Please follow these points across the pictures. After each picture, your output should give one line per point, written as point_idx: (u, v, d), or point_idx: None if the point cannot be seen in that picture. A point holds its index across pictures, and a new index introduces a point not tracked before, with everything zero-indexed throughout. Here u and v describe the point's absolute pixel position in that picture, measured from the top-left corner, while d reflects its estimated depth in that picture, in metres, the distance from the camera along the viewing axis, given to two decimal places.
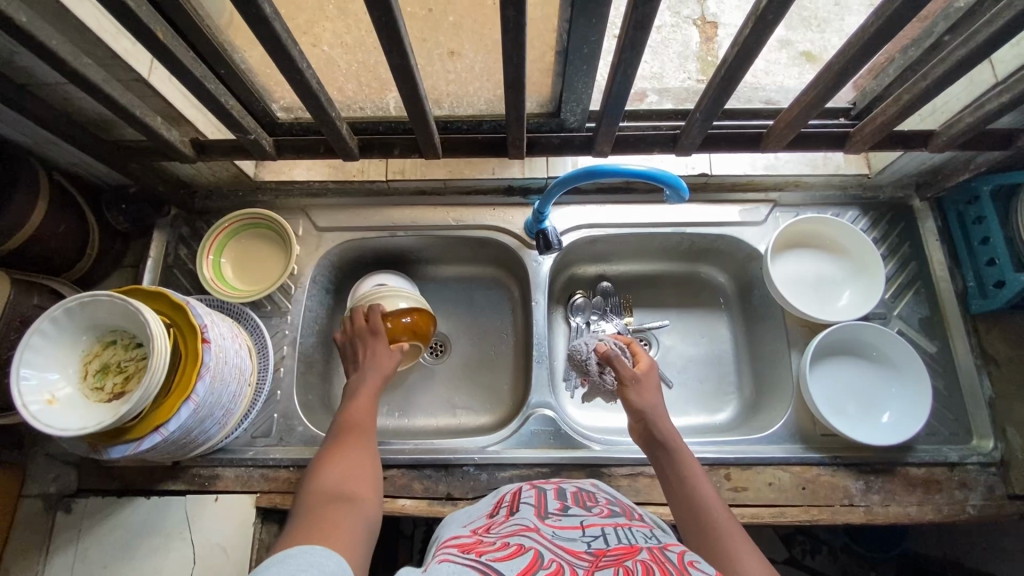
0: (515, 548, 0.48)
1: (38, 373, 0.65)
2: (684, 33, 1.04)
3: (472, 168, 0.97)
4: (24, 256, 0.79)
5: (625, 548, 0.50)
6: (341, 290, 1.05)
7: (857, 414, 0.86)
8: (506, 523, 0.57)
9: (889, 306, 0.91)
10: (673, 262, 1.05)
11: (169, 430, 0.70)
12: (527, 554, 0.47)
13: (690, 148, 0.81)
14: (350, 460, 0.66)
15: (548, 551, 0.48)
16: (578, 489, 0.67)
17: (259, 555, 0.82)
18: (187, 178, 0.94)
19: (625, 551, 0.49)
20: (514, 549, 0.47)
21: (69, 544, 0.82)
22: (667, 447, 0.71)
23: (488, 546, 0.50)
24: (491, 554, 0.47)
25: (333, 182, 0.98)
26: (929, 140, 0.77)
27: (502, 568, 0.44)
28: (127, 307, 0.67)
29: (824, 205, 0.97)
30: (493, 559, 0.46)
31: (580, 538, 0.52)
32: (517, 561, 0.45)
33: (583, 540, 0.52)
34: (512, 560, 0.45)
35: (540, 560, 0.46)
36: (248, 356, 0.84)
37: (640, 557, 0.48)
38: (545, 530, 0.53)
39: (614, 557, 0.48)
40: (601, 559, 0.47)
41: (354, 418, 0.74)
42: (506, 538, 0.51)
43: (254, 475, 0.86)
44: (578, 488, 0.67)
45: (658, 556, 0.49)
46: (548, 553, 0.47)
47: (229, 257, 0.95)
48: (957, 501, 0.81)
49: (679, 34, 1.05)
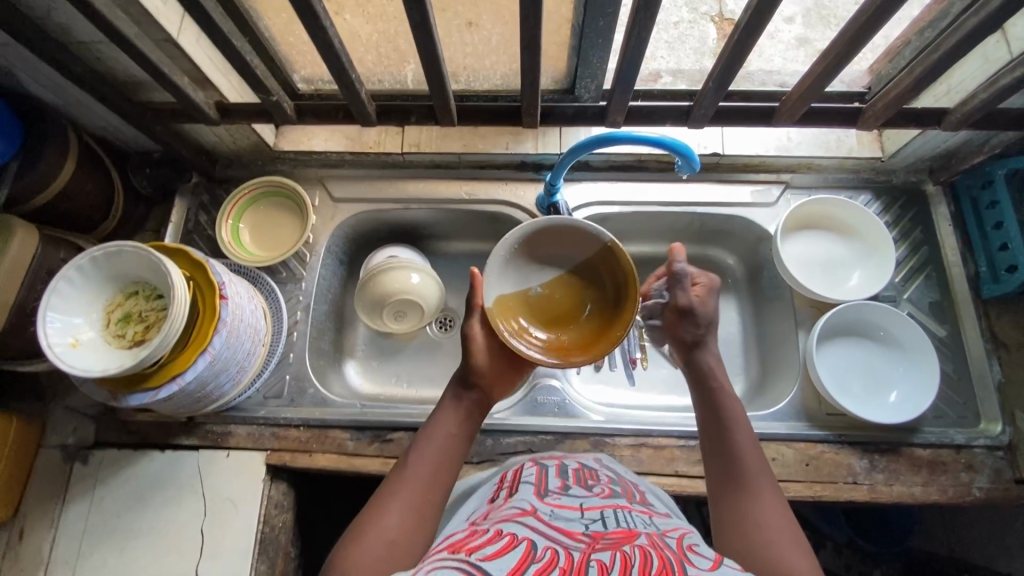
0: (506, 542, 0.47)
1: (62, 317, 0.67)
2: (701, 29, 1.04)
3: (486, 142, 0.98)
4: (53, 212, 0.83)
5: (623, 531, 0.50)
6: (353, 262, 1.07)
7: (862, 393, 0.86)
8: (505, 505, 0.57)
9: (898, 289, 0.91)
10: (683, 244, 1.06)
11: (186, 380, 0.72)
12: (519, 547, 0.46)
13: (702, 121, 0.82)
14: (418, 485, 0.60)
15: (541, 539, 0.48)
16: (579, 466, 0.67)
17: (268, 511, 0.83)
18: (210, 145, 0.97)
19: (623, 536, 0.49)
20: (505, 544, 0.46)
21: (85, 493, 0.85)
22: (715, 403, 0.66)
23: (476, 542, 0.48)
24: (481, 552, 0.45)
25: (350, 153, 1.00)
26: (942, 118, 0.77)
27: (490, 567, 0.43)
28: (151, 259, 0.69)
29: (836, 188, 0.96)
30: (482, 558, 0.44)
31: (578, 519, 0.52)
32: (506, 560, 0.44)
33: (582, 521, 0.52)
34: (503, 559, 0.44)
35: (534, 552, 0.46)
36: (263, 317, 0.87)
37: (639, 541, 0.49)
38: (542, 512, 0.54)
39: (612, 540, 0.48)
40: (598, 541, 0.48)
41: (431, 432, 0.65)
42: (500, 522, 0.52)
43: (264, 433, 0.87)
44: (581, 466, 0.67)
45: (658, 541, 0.49)
46: (542, 542, 0.47)
47: (247, 224, 0.97)
48: (963, 483, 0.80)
49: (695, 31, 1.04)
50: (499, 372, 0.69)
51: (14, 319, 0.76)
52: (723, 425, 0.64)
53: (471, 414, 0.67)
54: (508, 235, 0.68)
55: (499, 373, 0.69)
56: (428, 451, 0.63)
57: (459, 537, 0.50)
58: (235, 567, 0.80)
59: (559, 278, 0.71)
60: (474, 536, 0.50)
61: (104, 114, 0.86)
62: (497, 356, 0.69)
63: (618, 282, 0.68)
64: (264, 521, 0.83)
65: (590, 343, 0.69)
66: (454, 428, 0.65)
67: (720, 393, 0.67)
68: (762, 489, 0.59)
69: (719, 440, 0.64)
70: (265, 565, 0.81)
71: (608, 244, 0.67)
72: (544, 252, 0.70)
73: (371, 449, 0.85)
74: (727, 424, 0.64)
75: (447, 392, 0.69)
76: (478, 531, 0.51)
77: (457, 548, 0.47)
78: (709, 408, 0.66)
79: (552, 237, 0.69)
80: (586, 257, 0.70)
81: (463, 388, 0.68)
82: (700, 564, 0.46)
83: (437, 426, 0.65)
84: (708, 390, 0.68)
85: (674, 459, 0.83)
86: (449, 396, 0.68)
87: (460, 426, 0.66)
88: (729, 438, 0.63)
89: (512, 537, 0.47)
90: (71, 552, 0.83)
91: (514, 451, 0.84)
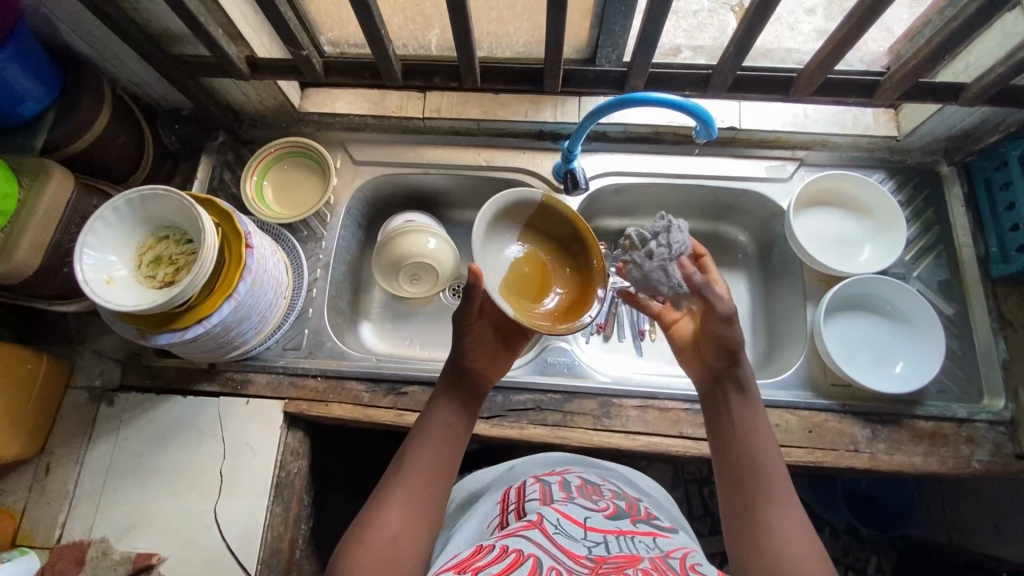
0: (513, 559, 0.50)
1: (98, 255, 0.70)
2: (720, 19, 0.99)
3: (506, 109, 1.00)
4: (88, 160, 0.86)
5: (625, 556, 0.53)
6: (371, 226, 1.09)
7: (869, 366, 0.88)
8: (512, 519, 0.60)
9: (908, 267, 0.92)
10: (696, 219, 1.07)
11: (212, 323, 0.75)
12: (525, 565, 0.49)
13: (721, 90, 0.83)
14: (417, 480, 0.62)
15: (546, 557, 0.51)
16: (583, 481, 0.70)
17: (284, 456, 0.86)
18: (237, 104, 0.99)
19: (626, 559, 0.52)
20: (511, 561, 0.49)
21: (110, 433, 0.88)
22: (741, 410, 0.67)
23: (482, 561, 0.51)
24: (489, 570, 0.49)
25: (372, 117, 1.02)
26: (958, 94, 0.79)
27: None
28: (184, 204, 0.72)
29: (851, 166, 0.98)
30: None
31: (581, 540, 0.55)
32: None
33: (584, 543, 0.55)
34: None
35: (540, 568, 0.49)
36: (285, 272, 0.90)
37: (642, 565, 0.51)
38: (548, 522, 0.57)
39: (615, 563, 0.51)
40: (601, 566, 0.51)
41: (426, 430, 0.66)
42: (505, 536, 0.55)
43: (283, 383, 0.90)
44: (584, 481, 0.70)
45: (660, 564, 0.52)
46: (547, 560, 0.51)
47: (270, 182, 1.00)
48: (963, 455, 0.82)
49: (714, 20, 0.99)
50: (493, 356, 0.71)
51: (50, 259, 0.79)
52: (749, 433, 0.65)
53: (464, 402, 0.69)
54: (480, 217, 0.72)
55: (491, 354, 0.71)
56: (424, 447, 0.65)
57: (466, 556, 0.54)
58: (252, 508, 0.84)
59: (531, 255, 0.77)
60: (479, 553, 0.53)
61: (139, 68, 0.88)
62: (489, 336, 0.70)
63: (571, 235, 0.77)
64: (280, 466, 0.86)
65: (583, 295, 0.76)
66: (448, 421, 0.67)
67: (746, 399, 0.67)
68: (778, 496, 0.61)
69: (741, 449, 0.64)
70: (280, 507, 0.84)
71: (551, 202, 0.74)
72: (510, 232, 0.76)
73: (386, 401, 0.88)
74: (754, 435, 0.65)
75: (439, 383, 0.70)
76: (484, 548, 0.54)
77: (464, 567, 0.50)
78: (736, 409, 0.67)
79: (517, 211, 0.75)
80: (547, 223, 0.76)
81: (457, 378, 0.69)
82: None
83: (429, 420, 0.67)
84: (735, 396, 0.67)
85: (679, 421, 0.85)
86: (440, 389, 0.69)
87: (454, 418, 0.68)
88: (754, 449, 0.64)
89: (518, 553, 0.51)
90: (95, 486, 0.86)
91: (524, 408, 0.86)
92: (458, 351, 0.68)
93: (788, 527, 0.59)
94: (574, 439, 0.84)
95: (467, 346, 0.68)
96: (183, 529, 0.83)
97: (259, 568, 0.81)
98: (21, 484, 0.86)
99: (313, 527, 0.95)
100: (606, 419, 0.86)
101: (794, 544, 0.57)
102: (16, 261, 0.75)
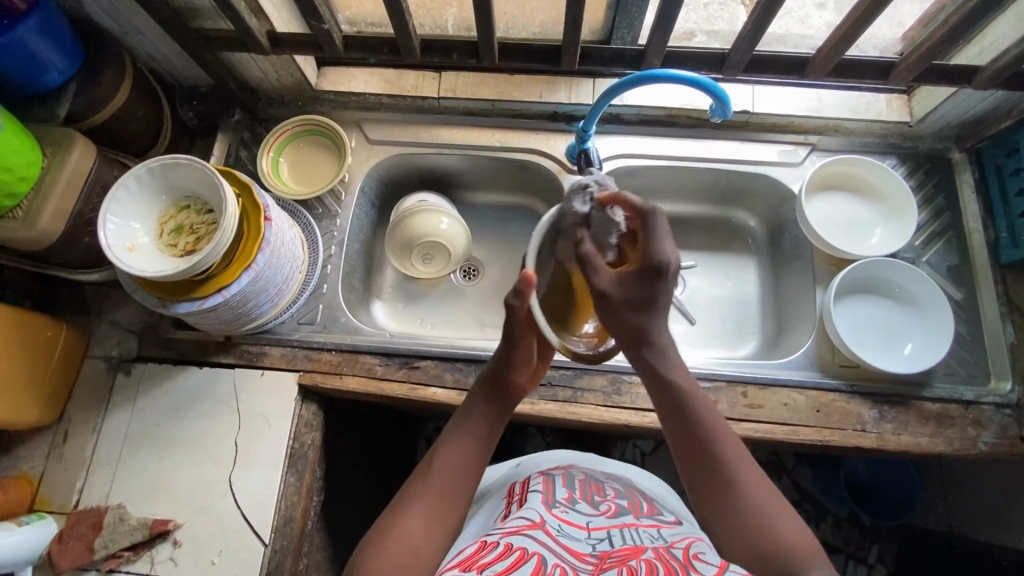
0: (516, 557, 0.51)
1: (121, 222, 0.72)
2: (731, 12, 0.99)
3: (521, 90, 1.00)
4: (108, 132, 0.87)
5: (629, 549, 0.54)
6: (383, 206, 1.10)
7: (878, 348, 0.89)
8: (516, 515, 0.60)
9: (917, 251, 0.93)
10: (707, 204, 1.08)
11: (230, 293, 0.76)
12: (529, 563, 0.50)
13: (736, 70, 0.84)
14: (440, 487, 0.62)
15: (550, 555, 0.52)
16: (585, 477, 0.71)
17: (298, 428, 0.88)
18: (254, 81, 1.00)
19: (630, 552, 0.54)
20: (515, 560, 0.50)
21: (127, 401, 0.90)
22: (684, 407, 0.63)
23: (486, 558, 0.52)
24: (492, 568, 0.49)
25: (387, 96, 1.03)
26: (973, 77, 0.80)
27: None
28: (206, 174, 0.74)
29: (863, 151, 0.98)
30: None
31: (585, 539, 0.56)
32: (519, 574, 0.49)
33: (588, 541, 0.56)
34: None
35: (544, 567, 0.50)
36: (300, 247, 0.91)
37: (645, 556, 0.52)
38: (551, 525, 0.57)
39: (619, 557, 0.53)
40: (605, 562, 0.52)
41: (453, 441, 0.66)
42: (509, 533, 0.55)
43: (298, 356, 0.91)
44: (586, 477, 0.71)
45: (664, 554, 0.53)
46: (551, 559, 0.52)
47: (286, 158, 1.01)
48: (970, 437, 0.83)
49: (725, 13, 0.99)
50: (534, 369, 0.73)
51: (71, 228, 0.80)
52: (701, 429, 0.62)
53: (500, 415, 0.69)
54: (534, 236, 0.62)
55: (533, 369, 0.72)
56: (449, 455, 0.64)
57: (470, 552, 0.54)
58: (266, 478, 0.85)
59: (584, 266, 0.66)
60: (483, 550, 0.53)
61: (160, 43, 0.89)
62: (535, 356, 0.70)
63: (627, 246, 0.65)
64: (294, 437, 0.87)
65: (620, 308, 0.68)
66: (479, 433, 0.67)
67: (685, 392, 0.63)
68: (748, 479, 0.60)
69: (697, 446, 0.61)
70: (293, 478, 0.86)
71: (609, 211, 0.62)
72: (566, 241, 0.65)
73: (399, 374, 0.90)
74: (706, 427, 0.62)
75: (475, 394, 0.70)
76: (488, 544, 0.54)
77: (468, 564, 0.51)
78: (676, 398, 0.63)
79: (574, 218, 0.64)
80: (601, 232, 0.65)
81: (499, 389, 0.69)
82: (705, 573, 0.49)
83: (465, 429, 0.67)
84: (671, 394, 0.63)
85: None
86: (478, 398, 0.69)
87: (487, 429, 0.68)
88: (709, 443, 0.61)
89: (522, 552, 0.52)
90: (112, 455, 0.87)
91: (535, 383, 0.88)
92: (505, 369, 0.69)
93: (769, 506, 0.58)
94: (584, 414, 0.86)
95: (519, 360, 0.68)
96: (199, 498, 0.85)
97: (273, 536, 0.83)
98: (39, 450, 0.88)
99: (325, 500, 0.96)
100: (616, 395, 0.87)
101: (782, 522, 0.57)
102: (40, 229, 0.76)
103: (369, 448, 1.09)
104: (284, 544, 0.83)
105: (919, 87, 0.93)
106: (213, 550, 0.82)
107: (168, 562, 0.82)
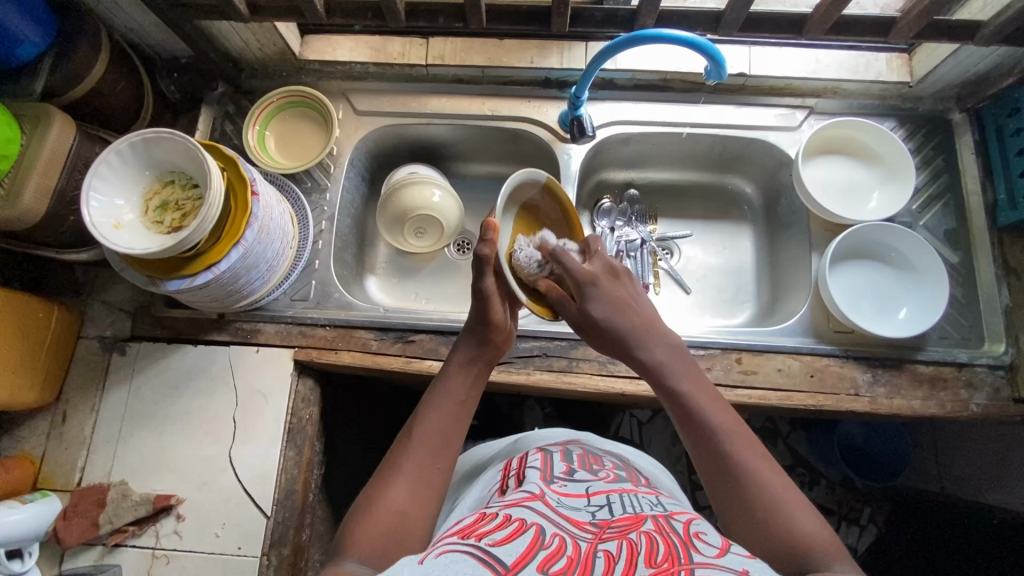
0: (515, 526, 0.50)
1: (102, 198, 0.71)
2: None
3: (511, 56, 0.97)
4: (88, 106, 0.84)
5: (628, 519, 0.54)
6: (374, 179, 1.09)
7: (872, 313, 0.89)
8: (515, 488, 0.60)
9: (915, 215, 0.92)
10: (702, 171, 1.07)
11: (221, 269, 0.76)
12: (527, 533, 0.49)
13: (732, 31, 0.82)
14: (426, 456, 0.62)
15: (549, 526, 0.51)
16: (583, 452, 0.72)
17: (296, 403, 0.88)
18: (236, 52, 0.97)
19: (629, 522, 0.53)
20: (514, 530, 0.49)
21: (125, 379, 0.90)
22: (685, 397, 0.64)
23: (485, 527, 0.51)
24: (490, 538, 0.49)
25: (373, 64, 1.00)
26: (974, 34, 0.78)
27: (501, 553, 0.46)
28: (189, 147, 0.72)
29: (862, 113, 0.96)
30: (492, 544, 0.47)
31: (584, 508, 0.56)
32: (516, 543, 0.48)
33: (587, 510, 0.56)
34: (512, 543, 0.48)
35: (543, 537, 0.49)
36: (290, 222, 0.89)
37: (645, 528, 0.52)
38: (550, 497, 0.57)
39: (618, 529, 0.52)
40: (604, 531, 0.52)
41: (437, 413, 0.65)
42: (510, 505, 0.55)
43: (293, 332, 0.91)
44: (585, 452, 0.72)
45: (663, 526, 0.53)
46: (550, 528, 0.51)
47: (273, 131, 0.99)
48: (962, 399, 0.83)
49: None
50: (506, 333, 0.74)
51: (56, 205, 0.79)
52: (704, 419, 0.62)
53: (482, 372, 0.71)
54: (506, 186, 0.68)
55: (506, 328, 0.74)
56: (431, 422, 0.65)
57: (468, 522, 0.53)
58: (266, 451, 0.86)
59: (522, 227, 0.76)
60: (482, 521, 0.53)
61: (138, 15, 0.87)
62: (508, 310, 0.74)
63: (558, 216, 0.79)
64: (291, 412, 0.88)
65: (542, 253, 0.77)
66: (457, 397, 0.67)
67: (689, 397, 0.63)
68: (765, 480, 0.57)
69: (697, 431, 0.61)
70: (293, 452, 0.86)
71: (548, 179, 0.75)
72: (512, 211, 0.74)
73: (394, 348, 0.90)
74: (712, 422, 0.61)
75: (454, 358, 0.71)
76: (487, 516, 0.54)
77: (467, 533, 0.50)
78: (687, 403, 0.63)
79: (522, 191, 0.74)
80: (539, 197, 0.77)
81: (477, 348, 0.71)
82: (705, 550, 0.48)
83: (447, 393, 0.68)
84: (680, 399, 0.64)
85: None
86: (458, 364, 0.70)
87: (467, 394, 0.69)
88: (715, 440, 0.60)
89: (521, 522, 0.51)
90: (112, 433, 0.88)
91: (529, 354, 0.88)
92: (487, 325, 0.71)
93: (782, 493, 0.56)
94: (579, 384, 0.86)
95: (494, 315, 0.71)
96: (200, 472, 0.86)
97: (275, 508, 0.84)
98: (39, 430, 0.88)
99: (326, 474, 0.97)
100: (611, 364, 0.87)
101: (795, 509, 0.55)
102: (23, 207, 0.74)
103: (367, 422, 1.11)
104: (285, 516, 0.84)
105: (921, 45, 0.91)
106: (217, 523, 0.84)
107: (173, 535, 0.83)
